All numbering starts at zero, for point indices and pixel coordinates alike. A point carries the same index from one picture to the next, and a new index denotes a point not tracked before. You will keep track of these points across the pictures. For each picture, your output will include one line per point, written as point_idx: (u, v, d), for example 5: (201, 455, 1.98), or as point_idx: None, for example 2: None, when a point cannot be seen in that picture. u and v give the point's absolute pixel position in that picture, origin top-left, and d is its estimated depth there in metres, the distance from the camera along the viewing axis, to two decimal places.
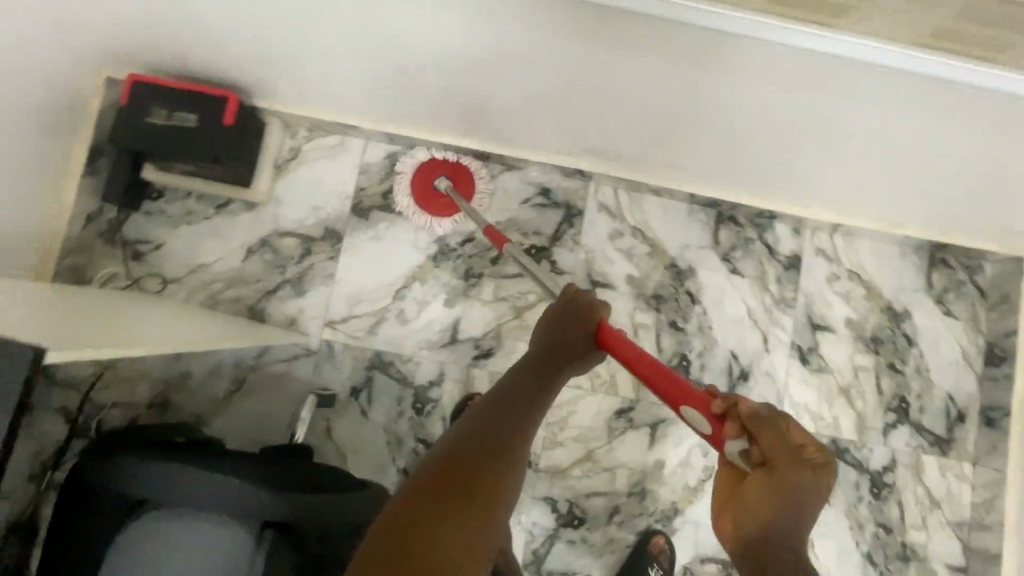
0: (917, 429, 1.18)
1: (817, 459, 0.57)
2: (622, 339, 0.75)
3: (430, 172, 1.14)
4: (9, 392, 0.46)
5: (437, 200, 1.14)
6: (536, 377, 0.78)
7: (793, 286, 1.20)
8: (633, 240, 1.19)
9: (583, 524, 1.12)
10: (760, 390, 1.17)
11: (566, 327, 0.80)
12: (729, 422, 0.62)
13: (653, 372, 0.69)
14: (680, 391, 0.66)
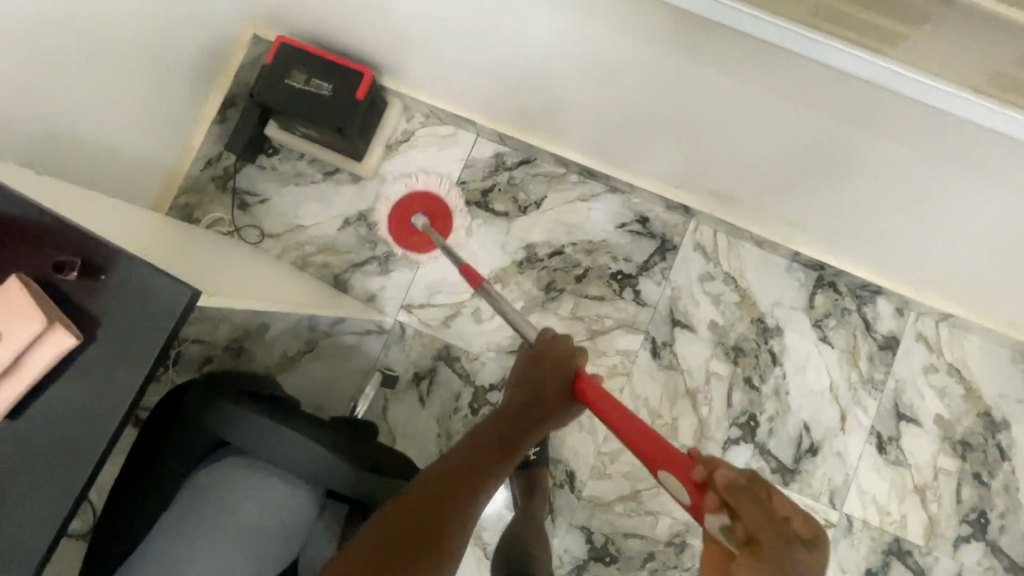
0: (993, 550, 1.09)
1: (806, 534, 0.49)
2: (604, 397, 0.80)
3: (406, 213, 1.16)
4: (164, 325, 0.49)
5: (414, 235, 1.15)
6: (527, 398, 0.85)
7: (884, 368, 1.13)
8: (723, 287, 1.15)
9: (615, 563, 1.09)
10: (827, 469, 1.10)
11: (546, 362, 0.88)
12: (708, 493, 0.56)
13: (650, 449, 0.68)
14: (658, 456, 0.67)
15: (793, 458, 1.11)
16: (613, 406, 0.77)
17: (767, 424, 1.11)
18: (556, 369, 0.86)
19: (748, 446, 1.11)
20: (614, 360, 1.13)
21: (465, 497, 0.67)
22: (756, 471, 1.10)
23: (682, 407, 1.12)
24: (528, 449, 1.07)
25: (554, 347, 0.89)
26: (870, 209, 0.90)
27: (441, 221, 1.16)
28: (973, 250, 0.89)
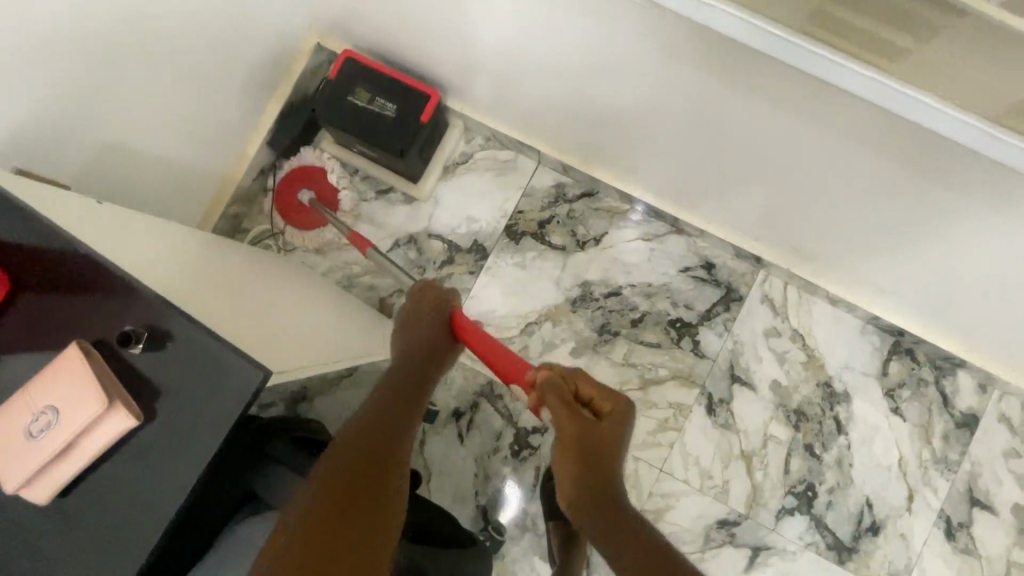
0: None
1: (605, 407, 0.75)
2: (476, 331, 0.84)
3: (289, 191, 1.13)
4: (243, 393, 0.48)
5: (303, 212, 1.12)
6: (417, 362, 0.82)
7: (960, 447, 1.04)
8: (791, 344, 1.07)
9: None
10: (889, 552, 1.03)
11: (420, 315, 0.86)
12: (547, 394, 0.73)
13: (494, 355, 0.80)
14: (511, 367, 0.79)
15: (852, 536, 1.03)
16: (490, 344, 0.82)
17: (826, 497, 1.04)
18: (436, 321, 0.85)
19: (804, 519, 1.04)
20: (666, 413, 1.07)
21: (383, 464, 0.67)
22: (811, 545, 1.03)
23: (736, 470, 1.05)
24: None
25: (429, 294, 0.87)
26: (977, 289, 0.82)
27: (321, 188, 1.13)
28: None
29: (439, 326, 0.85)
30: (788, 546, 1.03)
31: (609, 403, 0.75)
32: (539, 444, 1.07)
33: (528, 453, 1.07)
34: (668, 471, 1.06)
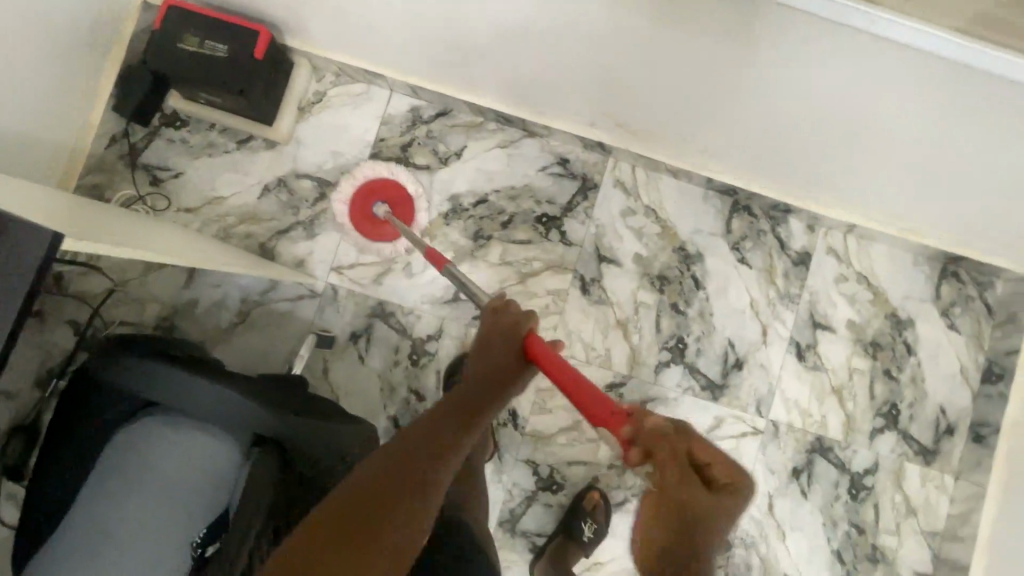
0: (904, 438, 1.19)
1: (719, 478, 0.54)
2: (549, 353, 0.72)
3: (365, 201, 1.14)
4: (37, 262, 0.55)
5: (378, 227, 1.14)
6: (484, 358, 0.75)
7: (799, 282, 1.20)
8: (646, 219, 1.19)
9: (562, 491, 1.15)
10: (754, 382, 1.18)
11: (498, 336, 0.77)
12: (636, 445, 0.58)
13: (578, 389, 0.68)
14: (603, 410, 0.65)
15: (721, 375, 1.17)
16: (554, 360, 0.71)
17: (695, 346, 1.17)
18: (508, 335, 0.76)
19: (679, 368, 1.17)
20: (547, 300, 1.17)
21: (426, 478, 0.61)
22: (687, 390, 1.17)
23: (615, 338, 1.17)
24: None
25: (506, 310, 0.78)
26: (766, 124, 0.93)
27: (402, 209, 1.14)
28: (864, 155, 0.93)
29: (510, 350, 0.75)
30: (669, 395, 1.17)
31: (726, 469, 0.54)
32: (435, 350, 1.15)
33: (426, 360, 1.15)
34: (556, 350, 1.16)
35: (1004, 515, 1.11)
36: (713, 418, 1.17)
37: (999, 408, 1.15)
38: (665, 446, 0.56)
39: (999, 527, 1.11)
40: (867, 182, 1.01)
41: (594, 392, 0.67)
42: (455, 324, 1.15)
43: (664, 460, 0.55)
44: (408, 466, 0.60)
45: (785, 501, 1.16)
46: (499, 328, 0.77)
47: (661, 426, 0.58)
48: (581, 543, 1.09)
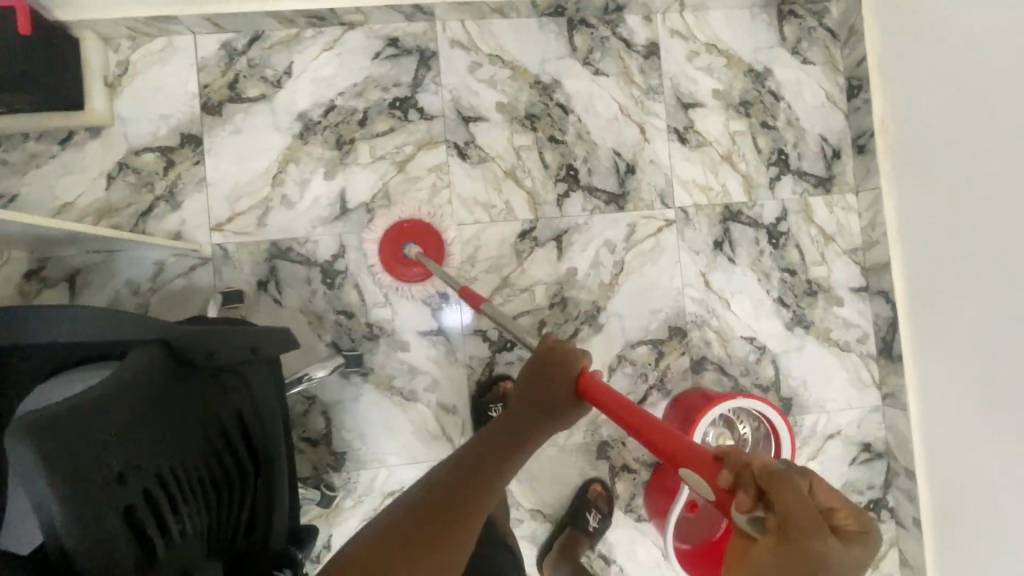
0: (800, 177, 1.25)
1: (851, 527, 0.47)
2: (608, 395, 0.68)
3: (398, 238, 1.10)
4: None
5: (405, 266, 1.09)
6: (541, 395, 0.73)
7: (656, 72, 1.22)
8: (494, 67, 1.19)
9: (517, 345, 1.18)
10: (650, 179, 1.21)
11: (547, 388, 0.73)
12: (742, 488, 0.50)
13: (629, 415, 0.64)
14: (677, 447, 0.58)
15: (619, 184, 1.20)
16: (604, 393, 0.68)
17: (585, 168, 1.20)
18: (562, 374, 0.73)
19: (578, 193, 1.20)
20: (431, 179, 1.16)
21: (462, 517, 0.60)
22: (593, 210, 1.20)
23: (510, 189, 1.18)
24: (496, 412, 1.12)
25: (556, 359, 0.74)
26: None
27: (432, 244, 1.11)
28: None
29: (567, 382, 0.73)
30: (578, 220, 1.19)
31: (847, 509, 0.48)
32: (346, 266, 1.14)
33: (341, 278, 1.14)
34: (460, 223, 1.17)
35: (902, 211, 1.18)
36: (626, 226, 1.20)
37: (867, 115, 1.22)
38: (750, 473, 0.50)
39: (902, 222, 1.18)
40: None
41: (680, 436, 0.59)
42: (354, 235, 1.14)
43: (742, 484, 0.50)
44: (472, 481, 0.64)
45: (717, 273, 1.22)
46: (553, 363, 0.74)
47: (748, 456, 0.52)
48: (588, 532, 1.13)
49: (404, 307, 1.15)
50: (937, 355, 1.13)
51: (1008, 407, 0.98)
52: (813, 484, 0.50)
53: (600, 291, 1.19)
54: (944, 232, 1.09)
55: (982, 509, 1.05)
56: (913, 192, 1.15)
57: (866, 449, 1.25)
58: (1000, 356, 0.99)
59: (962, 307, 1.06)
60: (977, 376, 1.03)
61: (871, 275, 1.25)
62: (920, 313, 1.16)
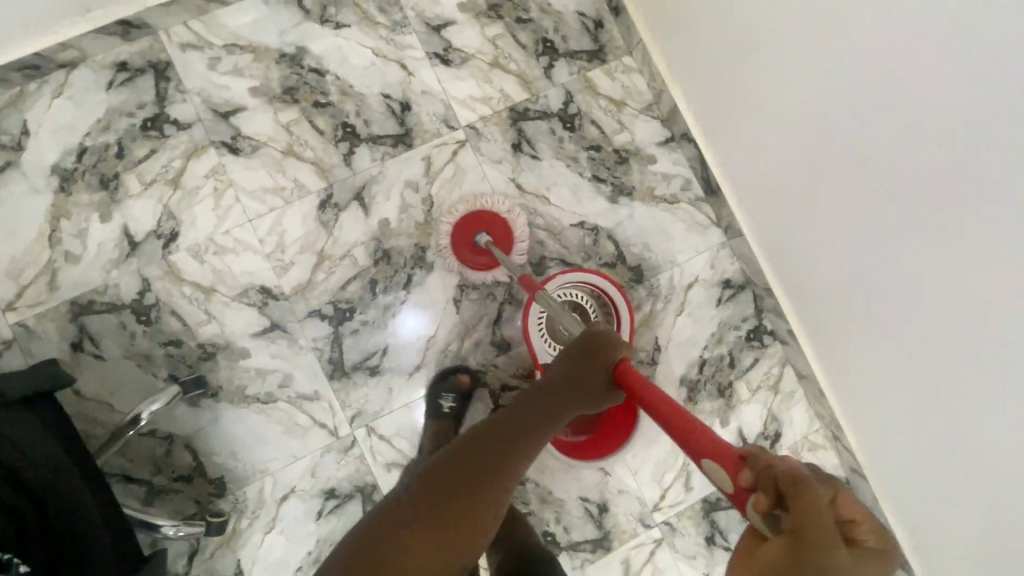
0: (571, 57, 1.26)
1: (866, 542, 0.50)
2: (645, 384, 0.74)
3: (469, 225, 1.15)
4: None
5: (474, 253, 1.13)
6: (594, 380, 0.78)
7: (396, 7, 1.22)
8: (233, 57, 1.17)
9: (357, 312, 1.16)
10: (428, 108, 1.21)
11: (587, 377, 0.78)
12: (762, 491, 0.52)
13: (670, 413, 0.68)
14: (708, 443, 0.61)
15: (399, 125, 1.20)
16: (645, 385, 0.74)
17: (360, 121, 1.19)
18: (605, 363, 0.78)
19: (362, 147, 1.19)
20: (211, 185, 1.14)
21: (497, 481, 0.70)
22: (384, 158, 1.19)
23: (295, 167, 1.17)
24: (445, 400, 1.13)
25: (602, 344, 0.78)
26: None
27: (501, 238, 1.16)
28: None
29: (605, 372, 0.78)
30: (373, 172, 1.19)
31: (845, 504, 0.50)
32: (156, 298, 1.11)
33: (155, 311, 1.11)
34: (257, 216, 1.15)
35: (692, 63, 1.16)
36: (421, 161, 1.20)
37: None
38: (774, 477, 0.52)
39: (694, 75, 1.17)
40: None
41: (715, 437, 0.62)
42: (153, 266, 1.12)
43: (761, 485, 0.53)
44: (503, 460, 0.71)
45: (526, 174, 1.23)
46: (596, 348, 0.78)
47: (773, 459, 0.54)
48: None
49: (231, 316, 1.13)
50: (759, 190, 1.14)
51: (830, 260, 1.02)
52: (836, 495, 0.51)
53: (419, 231, 1.19)
54: (751, 93, 1.05)
55: (827, 332, 1.13)
56: (710, 50, 1.10)
57: (728, 285, 1.27)
58: (818, 216, 1.01)
59: (780, 164, 1.05)
60: (797, 196, 1.04)
61: (671, 124, 1.27)
62: (736, 159, 1.16)
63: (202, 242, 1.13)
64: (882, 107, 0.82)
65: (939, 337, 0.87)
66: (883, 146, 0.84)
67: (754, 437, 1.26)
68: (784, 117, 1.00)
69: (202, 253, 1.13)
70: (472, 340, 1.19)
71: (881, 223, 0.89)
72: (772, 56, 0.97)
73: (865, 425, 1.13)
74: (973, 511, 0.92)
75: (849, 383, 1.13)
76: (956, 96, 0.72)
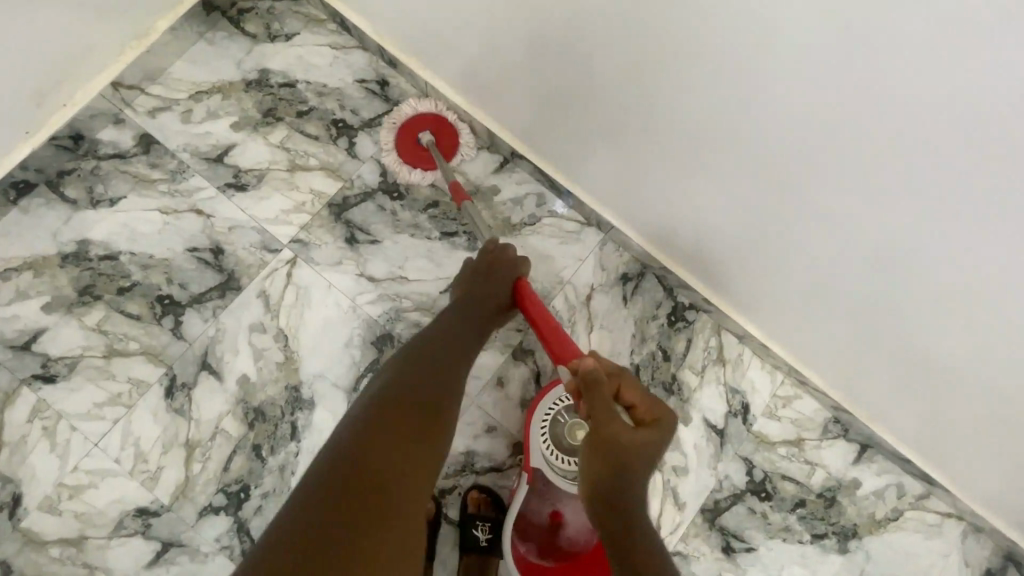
0: (370, 126, 1.17)
1: (646, 414, 0.78)
2: (533, 302, 0.93)
3: (417, 126, 1.13)
4: None
5: (417, 152, 1.13)
6: (492, 292, 0.96)
7: (167, 155, 1.11)
8: (12, 281, 1.04)
9: (252, 488, 1.02)
10: (243, 242, 1.10)
11: (483, 292, 0.95)
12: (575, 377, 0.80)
13: (548, 326, 0.88)
14: (561, 345, 0.85)
15: (218, 272, 1.08)
16: (533, 300, 0.93)
17: (175, 286, 1.07)
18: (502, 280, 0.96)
19: (188, 312, 1.06)
20: (38, 426, 1.00)
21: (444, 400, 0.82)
22: (215, 312, 1.07)
23: (124, 365, 1.04)
24: None
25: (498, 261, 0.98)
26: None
27: (447, 139, 1.14)
28: None
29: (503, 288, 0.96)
30: (209, 332, 1.06)
31: (646, 411, 0.77)
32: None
33: None
34: (102, 435, 1.01)
35: (513, 59, 0.98)
36: (257, 298, 1.08)
37: (368, 36, 1.16)
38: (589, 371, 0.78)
39: (520, 73, 0.99)
40: (32, 47, 0.94)
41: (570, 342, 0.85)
42: (6, 542, 0.96)
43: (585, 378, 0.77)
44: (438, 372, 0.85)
45: (373, 261, 1.12)
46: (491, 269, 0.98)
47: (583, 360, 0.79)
48: (485, 548, 1.01)
49: (115, 558, 0.98)
50: (677, 190, 0.97)
51: (788, 244, 0.89)
52: (623, 386, 0.79)
53: (284, 370, 1.06)
54: (666, 86, 0.82)
55: (755, 288, 1.03)
56: (585, 39, 0.84)
57: (626, 279, 1.17)
58: (768, 202, 0.85)
59: (710, 154, 0.86)
60: (743, 196, 0.88)
61: (497, 147, 1.18)
62: (623, 148, 0.98)
63: (53, 491, 0.99)
64: (880, 111, 0.64)
65: (917, 323, 0.84)
66: (871, 154, 0.69)
67: (724, 419, 1.15)
68: (717, 116, 0.80)
69: (56, 504, 0.98)
70: None
71: (851, 221, 0.78)
72: (708, 44, 0.72)
73: (821, 363, 1.07)
74: (987, 450, 0.95)
75: (807, 339, 1.05)
76: (987, 125, 0.58)
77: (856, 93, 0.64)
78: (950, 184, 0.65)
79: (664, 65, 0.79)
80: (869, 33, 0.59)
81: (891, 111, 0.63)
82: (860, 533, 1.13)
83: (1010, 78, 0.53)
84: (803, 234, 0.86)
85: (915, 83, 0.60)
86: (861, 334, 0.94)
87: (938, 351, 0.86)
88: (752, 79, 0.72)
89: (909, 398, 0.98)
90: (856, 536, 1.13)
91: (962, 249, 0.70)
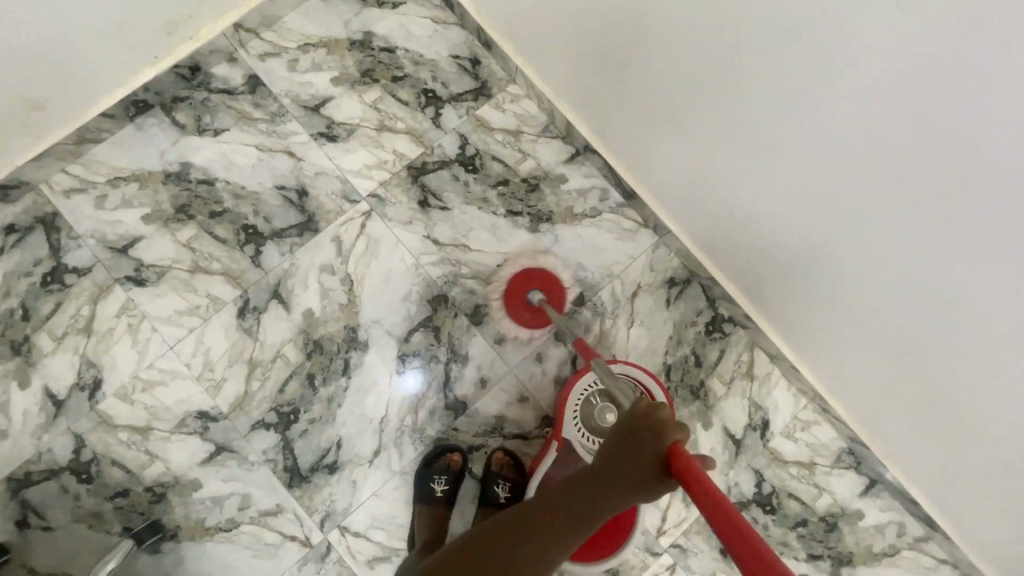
0: (457, 100, 1.24)
1: None
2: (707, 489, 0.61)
3: (523, 284, 1.18)
4: None
5: (532, 314, 1.17)
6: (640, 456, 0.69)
7: (270, 97, 1.20)
8: (120, 189, 1.15)
9: (301, 412, 1.12)
10: (326, 188, 1.19)
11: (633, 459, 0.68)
12: None
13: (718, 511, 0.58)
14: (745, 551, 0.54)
15: (300, 212, 1.17)
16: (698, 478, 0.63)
17: (260, 219, 1.16)
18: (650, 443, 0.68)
19: (268, 244, 1.16)
20: (124, 323, 1.11)
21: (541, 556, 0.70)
22: (292, 249, 1.16)
23: (205, 282, 1.14)
24: (439, 483, 1.08)
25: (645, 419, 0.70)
26: (33, 23, 0.92)
27: (554, 292, 1.18)
28: None
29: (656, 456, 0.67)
30: (284, 266, 1.15)
31: None
32: (92, 452, 1.07)
33: (95, 466, 1.07)
34: (178, 340, 1.12)
35: (583, 58, 1.07)
36: (331, 243, 1.17)
37: (470, 15, 1.22)
38: None
39: (591, 72, 1.08)
40: None
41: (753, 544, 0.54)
42: (83, 419, 1.08)
43: None
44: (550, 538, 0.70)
45: (440, 226, 1.19)
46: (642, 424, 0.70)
47: None
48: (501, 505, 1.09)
49: (173, 451, 1.08)
50: (715, 198, 1.05)
51: (812, 264, 0.96)
52: None
53: (345, 312, 1.15)
54: (699, 80, 0.90)
55: (782, 291, 1.07)
56: (635, 26, 0.93)
57: (673, 283, 1.23)
58: (791, 207, 0.92)
59: (736, 148, 0.93)
60: (771, 211, 0.96)
61: (573, 138, 1.24)
62: (667, 152, 1.07)
63: (129, 381, 1.10)
64: (885, 105, 0.70)
65: (932, 349, 0.88)
66: (876, 154, 0.75)
67: (743, 431, 1.20)
68: (749, 131, 0.89)
69: (130, 394, 1.09)
70: (425, 409, 1.14)
71: (866, 239, 0.84)
72: (735, 58, 0.83)
73: (842, 391, 1.12)
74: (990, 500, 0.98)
75: (829, 364, 1.10)
76: (983, 137, 0.63)
77: (864, 96, 0.71)
78: (946, 183, 0.70)
79: (700, 66, 0.88)
80: (870, 40, 0.66)
81: (890, 109, 0.69)
82: (854, 562, 1.18)
83: (999, 109, 0.60)
84: (822, 237, 0.90)
85: (910, 109, 0.67)
86: (876, 362, 0.99)
87: (951, 360, 0.87)
88: (771, 71, 0.79)
89: (922, 437, 1.02)
90: (850, 563, 1.18)
91: (962, 247, 0.74)
